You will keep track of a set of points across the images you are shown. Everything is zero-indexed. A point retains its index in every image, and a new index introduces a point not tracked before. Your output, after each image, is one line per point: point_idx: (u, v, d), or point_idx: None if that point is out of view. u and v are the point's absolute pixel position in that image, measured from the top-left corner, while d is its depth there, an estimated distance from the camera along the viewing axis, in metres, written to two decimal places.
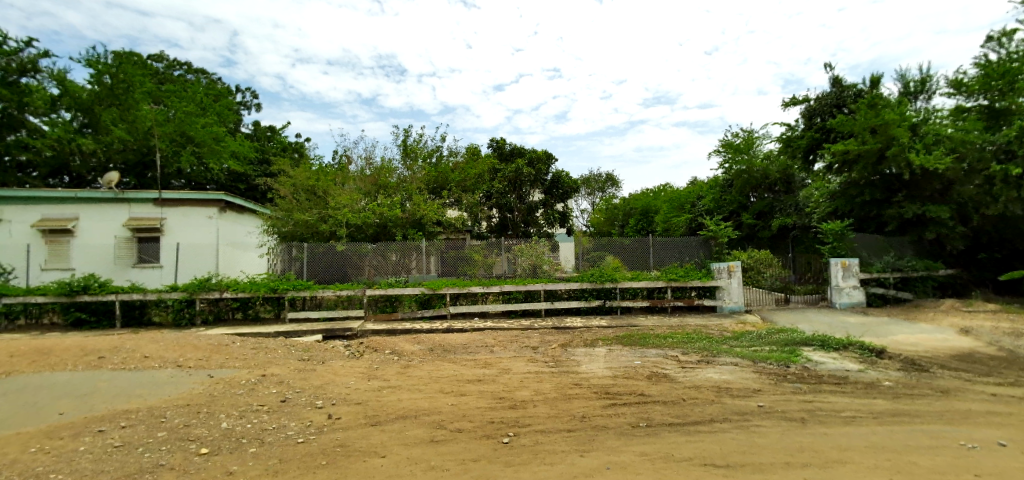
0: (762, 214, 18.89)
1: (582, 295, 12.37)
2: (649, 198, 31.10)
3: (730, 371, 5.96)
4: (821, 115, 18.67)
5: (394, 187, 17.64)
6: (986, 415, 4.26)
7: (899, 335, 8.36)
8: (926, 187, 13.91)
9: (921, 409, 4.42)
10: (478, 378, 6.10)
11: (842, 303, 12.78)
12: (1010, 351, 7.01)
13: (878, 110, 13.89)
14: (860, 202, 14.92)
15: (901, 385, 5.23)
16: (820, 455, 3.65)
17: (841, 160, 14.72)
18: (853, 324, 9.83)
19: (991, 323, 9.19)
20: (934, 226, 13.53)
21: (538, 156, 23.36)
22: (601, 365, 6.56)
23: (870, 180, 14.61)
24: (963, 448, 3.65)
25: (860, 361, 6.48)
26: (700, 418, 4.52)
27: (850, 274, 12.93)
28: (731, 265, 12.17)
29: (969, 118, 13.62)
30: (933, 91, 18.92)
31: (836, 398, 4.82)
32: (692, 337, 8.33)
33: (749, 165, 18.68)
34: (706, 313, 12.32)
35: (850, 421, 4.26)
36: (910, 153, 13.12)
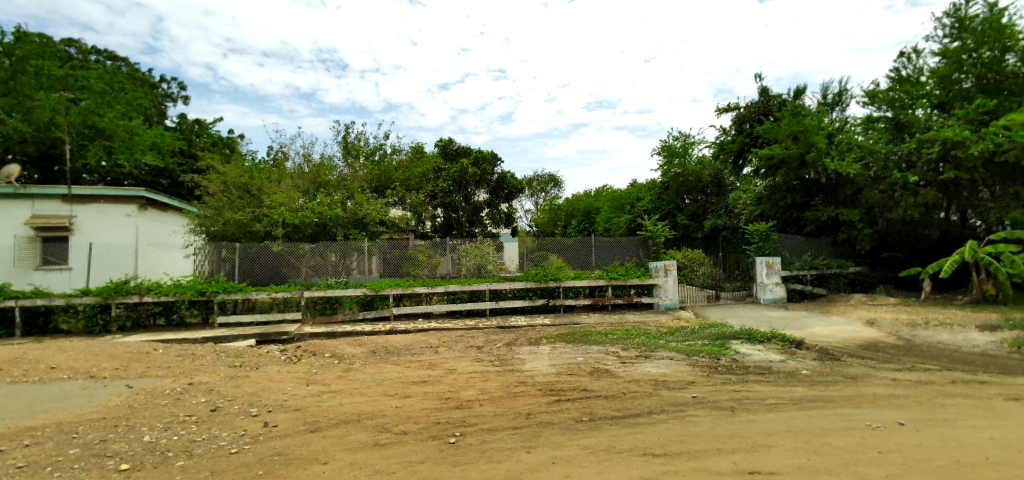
0: (695, 215, 20.16)
1: (526, 294, 12.49)
2: (591, 200, 32.13)
3: (667, 364, 6.23)
4: (750, 121, 19.49)
5: (335, 185, 17.14)
6: (888, 397, 4.69)
7: (816, 327, 9.07)
8: (840, 192, 14.99)
9: (833, 395, 4.82)
10: (423, 379, 6.02)
11: (765, 299, 13.65)
12: (907, 339, 7.78)
13: (800, 119, 14.80)
14: (782, 205, 16.23)
15: (816, 373, 5.68)
16: (747, 442, 3.96)
17: (768, 165, 15.89)
18: (775, 318, 10.62)
19: (892, 315, 10.18)
20: (847, 228, 14.84)
21: (483, 155, 22.60)
22: (545, 362, 6.64)
23: (791, 185, 15.81)
24: (869, 429, 4.04)
25: (782, 352, 6.97)
26: (639, 410, 4.71)
27: (774, 272, 13.84)
28: (668, 263, 12.70)
29: (879, 129, 14.90)
30: (846, 104, 20.71)
31: (761, 386, 5.17)
32: (632, 334, 8.59)
33: (684, 169, 19.82)
34: (643, 310, 12.85)
35: (773, 408, 4.58)
36: (826, 159, 14.19)
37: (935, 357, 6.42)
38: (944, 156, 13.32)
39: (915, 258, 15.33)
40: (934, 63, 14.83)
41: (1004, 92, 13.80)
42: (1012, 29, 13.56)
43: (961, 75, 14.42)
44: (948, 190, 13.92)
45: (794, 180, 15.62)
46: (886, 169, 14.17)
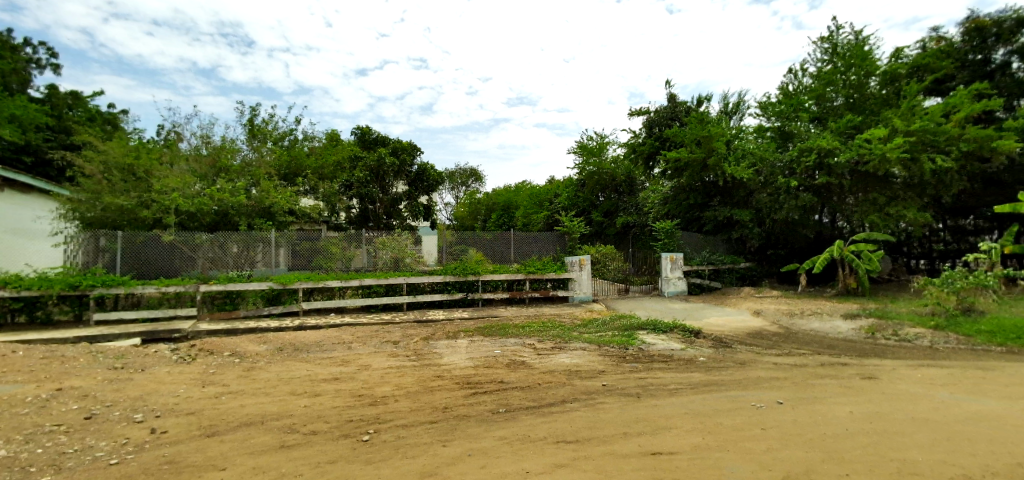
0: (609, 212, 20.95)
1: (445, 288, 12.43)
2: (510, 194, 32.70)
3: (580, 355, 6.49)
4: (659, 126, 20.41)
5: (237, 170, 15.98)
6: (770, 379, 5.24)
7: (711, 318, 9.94)
8: (734, 194, 16.68)
9: (725, 378, 5.29)
10: (336, 376, 5.80)
11: (669, 291, 14.56)
12: (786, 327, 8.76)
13: (704, 125, 15.85)
14: (685, 205, 17.69)
15: (711, 359, 6.20)
16: (650, 426, 4.24)
17: (674, 168, 16.86)
18: (677, 309, 11.52)
19: (775, 306, 11.41)
20: (739, 228, 16.38)
21: (403, 145, 21.49)
22: (463, 356, 6.65)
23: (694, 185, 17.20)
24: (755, 408, 4.48)
25: (682, 341, 7.53)
26: (553, 400, 4.86)
27: (676, 267, 14.90)
28: (582, 258, 13.29)
29: (768, 137, 16.57)
30: (742, 113, 22.67)
31: (664, 373, 5.55)
32: (547, 326, 8.86)
33: (599, 168, 20.56)
34: (559, 303, 13.26)
35: (673, 393, 4.93)
36: (725, 163, 15.58)
37: (807, 343, 7.27)
38: (820, 165, 15.14)
39: (794, 255, 17.33)
40: (812, 81, 16.51)
41: (865, 111, 15.74)
42: (872, 58, 15.44)
43: (834, 94, 16.10)
44: (821, 194, 15.71)
45: (698, 182, 17.02)
46: (774, 174, 15.90)
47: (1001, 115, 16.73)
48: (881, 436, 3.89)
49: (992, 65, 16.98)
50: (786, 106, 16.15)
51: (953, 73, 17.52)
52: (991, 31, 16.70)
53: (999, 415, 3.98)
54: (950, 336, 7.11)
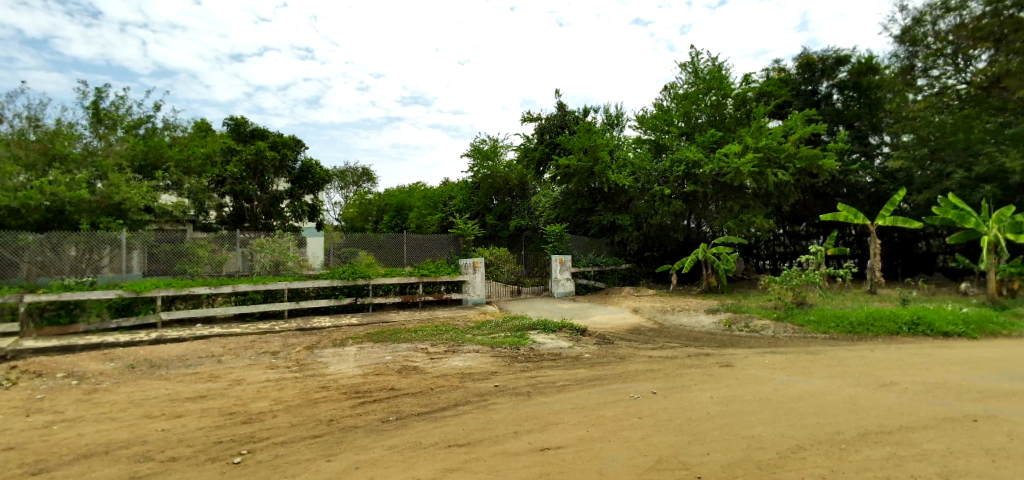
0: (503, 215, 21.46)
1: (332, 292, 11.76)
2: (403, 196, 32.27)
3: (472, 357, 6.54)
4: (549, 133, 21.36)
5: (79, 160, 14.09)
6: (647, 371, 5.69)
7: (596, 316, 10.61)
8: (617, 199, 17.98)
9: (608, 373, 5.65)
10: (202, 394, 5.22)
11: (558, 292, 15.24)
12: (659, 322, 9.63)
13: (591, 135, 17.16)
14: (573, 209, 18.77)
15: (595, 355, 6.60)
16: (539, 423, 4.37)
17: (563, 173, 17.78)
18: (565, 309, 12.13)
19: (650, 303, 12.53)
20: (620, 232, 17.66)
21: (284, 140, 20.06)
22: (351, 364, 6.37)
23: (581, 191, 18.26)
24: (633, 399, 4.84)
25: (570, 339, 7.93)
26: (446, 404, 4.81)
27: (565, 268, 15.62)
28: (476, 261, 13.47)
29: (645, 148, 18.11)
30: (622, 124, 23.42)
31: (552, 371, 5.78)
32: (440, 329, 8.81)
33: (494, 171, 20.96)
34: (453, 305, 13.23)
35: (561, 389, 5.16)
36: (609, 172, 16.87)
37: (676, 336, 8.03)
38: (687, 175, 16.81)
39: (666, 257, 19.12)
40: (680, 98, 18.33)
41: (724, 128, 17.97)
42: (727, 81, 17.69)
43: (698, 113, 18.12)
44: (689, 201, 17.32)
45: (584, 189, 18.09)
46: (649, 182, 17.24)
47: (824, 138, 19.79)
48: (736, 416, 4.39)
49: (818, 95, 20.26)
50: (661, 123, 17.87)
51: (790, 100, 20.49)
52: (818, 66, 20.00)
53: (822, 392, 4.70)
54: (788, 325, 8.29)
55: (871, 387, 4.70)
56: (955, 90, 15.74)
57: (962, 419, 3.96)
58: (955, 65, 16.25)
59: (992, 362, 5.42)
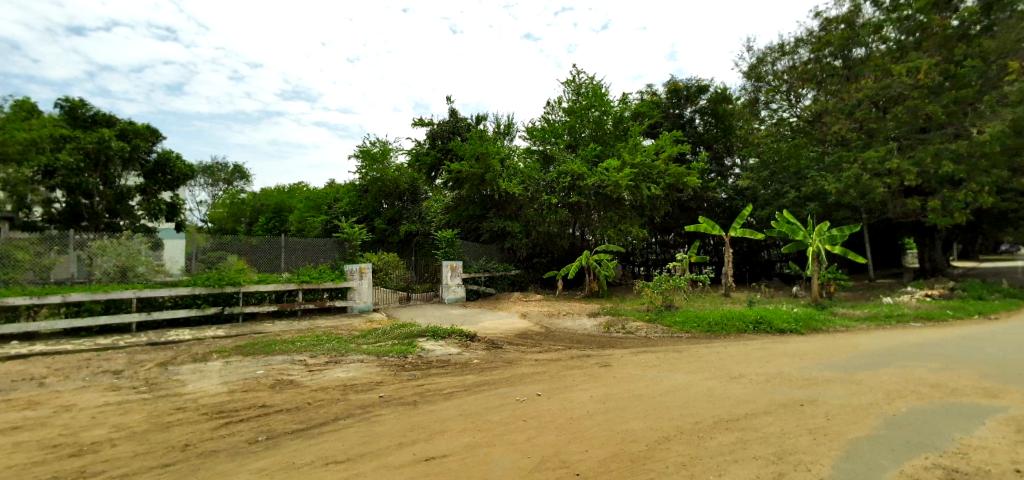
0: (393, 220, 20.86)
1: (193, 301, 10.52)
2: (283, 196, 30.36)
3: (356, 368, 6.25)
4: (441, 138, 22.08)
5: None
6: (532, 374, 5.86)
7: (485, 322, 10.74)
8: (507, 207, 18.18)
9: (495, 378, 5.73)
10: (14, 426, 4.34)
11: (449, 298, 15.21)
12: (545, 326, 10.03)
13: (482, 142, 17.35)
14: (465, 215, 18.87)
15: (483, 361, 6.68)
16: (424, 432, 4.28)
17: (456, 178, 18.16)
18: (455, 315, 12.15)
19: (537, 308, 13.03)
20: (510, 238, 18.03)
21: (136, 129, 18.72)
22: (214, 381, 5.74)
23: (474, 197, 18.31)
24: (518, 402, 4.94)
25: (459, 345, 7.93)
26: (325, 419, 4.51)
27: (456, 274, 15.62)
28: (363, 267, 12.92)
29: (534, 158, 18.58)
30: (514, 135, 22.47)
31: (440, 378, 5.72)
32: (322, 339, 8.30)
33: (382, 175, 20.30)
34: (337, 314, 12.70)
35: (449, 396, 5.11)
36: (500, 179, 17.01)
37: (561, 339, 8.40)
38: (572, 186, 17.90)
39: (554, 263, 20.01)
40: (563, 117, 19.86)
41: (605, 143, 19.43)
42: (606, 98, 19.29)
43: (581, 127, 19.50)
44: (575, 210, 18.45)
45: (477, 195, 18.06)
46: (539, 192, 17.98)
47: (689, 157, 21.98)
48: (612, 412, 4.67)
49: (683, 119, 22.31)
50: (548, 136, 19.00)
51: (660, 122, 22.36)
52: (683, 94, 21.96)
53: (685, 386, 5.18)
54: (659, 326, 9.10)
55: (724, 380, 5.28)
56: (789, 122, 18.82)
57: (792, 404, 4.60)
58: (789, 101, 19.40)
59: (812, 354, 6.40)
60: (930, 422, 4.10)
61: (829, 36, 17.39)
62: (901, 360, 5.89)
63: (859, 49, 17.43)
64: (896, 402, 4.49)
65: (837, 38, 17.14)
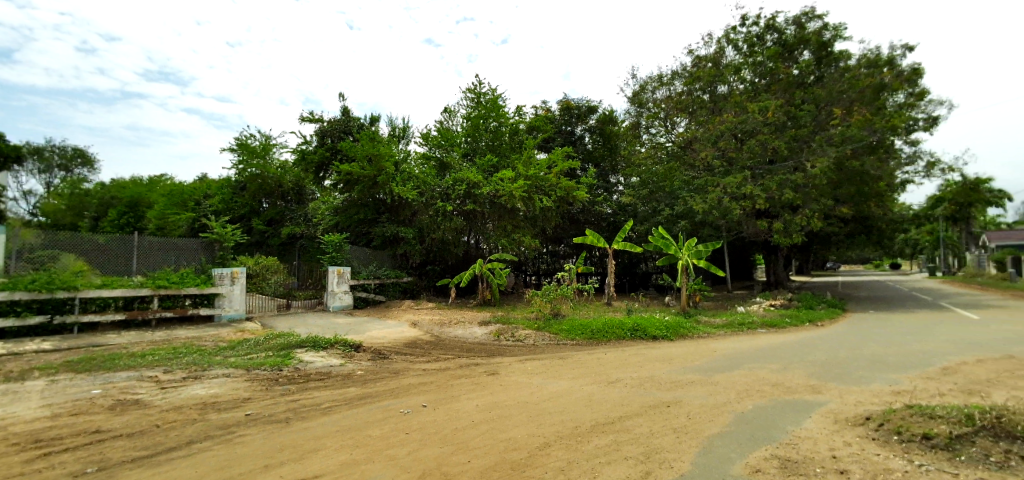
0: (273, 220, 21.40)
1: (10, 308, 9.00)
2: (140, 189, 27.18)
3: (220, 383, 5.68)
4: (332, 137, 20.69)
5: None
6: (418, 385, 5.76)
7: (372, 331, 10.38)
8: (401, 212, 18.44)
9: (378, 390, 5.53)
10: None
11: (335, 306, 15.07)
12: (435, 334, 9.93)
13: (374, 144, 17.11)
14: (355, 219, 18.43)
15: (368, 372, 6.44)
16: (295, 452, 3.98)
17: (346, 180, 17.55)
18: (340, 324, 11.60)
19: (428, 316, 12.90)
20: (403, 243, 18.08)
21: None
22: (32, 405, 4.85)
23: (365, 201, 18.22)
24: (401, 414, 4.80)
25: (342, 356, 7.57)
26: (177, 443, 4.01)
27: (343, 281, 15.45)
28: (235, 271, 12.12)
29: (430, 164, 18.67)
30: (410, 138, 22.11)
31: (318, 392, 5.40)
32: (180, 352, 7.44)
33: (264, 171, 20.86)
34: (199, 323, 11.61)
35: (326, 411, 4.83)
36: (393, 183, 17.16)
37: (450, 348, 8.39)
38: (467, 195, 18.05)
39: (448, 271, 20.01)
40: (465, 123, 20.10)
41: (501, 153, 20.12)
42: (501, 109, 19.67)
43: (481, 135, 19.95)
44: (469, 218, 18.88)
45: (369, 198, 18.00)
46: (434, 198, 17.98)
47: (579, 173, 23.77)
48: (495, 420, 4.72)
49: (575, 135, 24.03)
50: (445, 142, 19.06)
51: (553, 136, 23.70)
52: (575, 112, 23.78)
53: (566, 391, 5.41)
54: (546, 334, 9.48)
55: (601, 385, 5.60)
56: (666, 147, 20.67)
57: (660, 406, 4.99)
58: (665, 127, 20.86)
59: (678, 358, 7.05)
60: (770, 417, 4.67)
61: (699, 73, 19.37)
62: (748, 362, 6.72)
63: (722, 86, 19.46)
64: (744, 400, 5.06)
65: (705, 74, 19.04)
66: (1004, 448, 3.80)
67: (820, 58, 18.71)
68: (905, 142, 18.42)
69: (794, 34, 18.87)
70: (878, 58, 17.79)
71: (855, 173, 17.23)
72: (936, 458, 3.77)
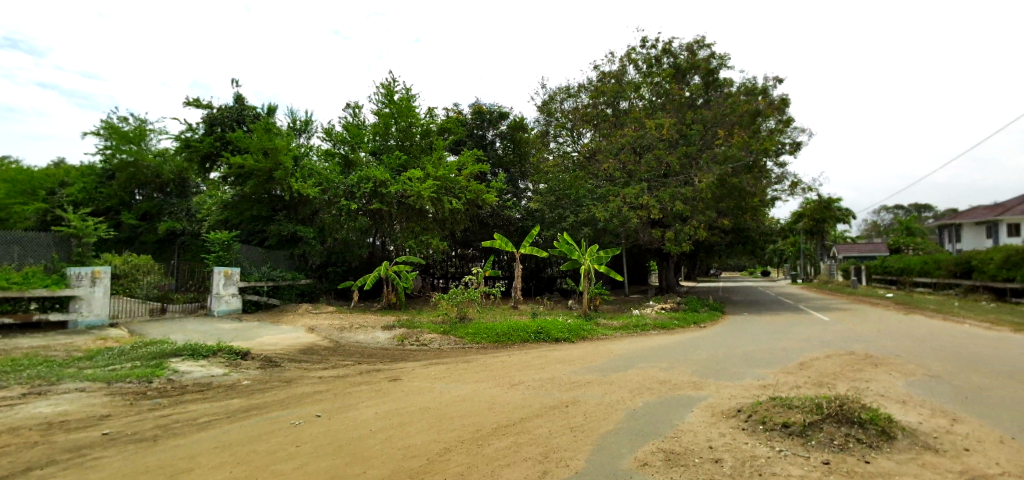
0: (147, 215, 20.64)
1: None
2: None
3: (72, 400, 4.98)
4: (222, 125, 19.19)
5: None
6: (312, 394, 5.46)
7: (264, 337, 9.70)
8: (299, 210, 18.22)
9: (267, 400, 5.18)
10: None
11: (218, 310, 14.50)
12: (335, 340, 9.52)
13: (271, 136, 16.65)
14: (247, 216, 18.06)
15: (256, 382, 6.02)
16: (160, 473, 3.58)
17: (237, 173, 16.99)
18: (226, 330, 10.81)
19: (328, 321, 12.38)
20: (302, 243, 17.71)
21: None
22: None
23: (259, 197, 17.86)
24: (291, 426, 4.52)
25: (226, 365, 6.99)
26: (8, 471, 3.44)
27: (230, 282, 14.98)
28: (96, 271, 11.33)
29: (333, 161, 18.82)
30: (313, 133, 21.06)
31: (195, 406, 4.93)
32: (20, 364, 6.42)
33: (139, 159, 20.13)
34: (49, 329, 10.75)
35: (203, 427, 4.42)
36: (290, 179, 16.77)
37: (350, 354, 8.10)
38: (374, 193, 18.08)
39: (351, 273, 19.42)
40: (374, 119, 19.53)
41: (411, 154, 19.88)
42: (415, 111, 19.44)
43: (390, 134, 19.66)
44: (376, 219, 18.86)
45: (262, 194, 17.71)
46: (337, 196, 17.92)
47: (488, 178, 24.31)
48: (394, 428, 4.59)
49: (485, 139, 24.47)
50: (351, 138, 19.05)
51: (464, 140, 24.09)
52: (486, 117, 24.21)
53: (469, 395, 5.43)
54: (452, 338, 9.55)
55: (504, 387, 5.70)
56: (571, 156, 21.55)
57: (559, 406, 5.16)
58: (572, 137, 22.06)
59: (578, 360, 7.40)
60: (656, 413, 5.02)
61: (603, 87, 20.42)
62: (640, 361, 7.22)
63: (624, 103, 20.66)
64: (636, 398, 5.40)
65: (608, 90, 20.15)
66: (844, 432, 4.40)
67: (707, 84, 20.66)
68: (775, 164, 20.87)
69: (687, 60, 20.52)
70: (754, 87, 20.09)
71: (734, 188, 19.33)
72: (792, 444, 4.27)
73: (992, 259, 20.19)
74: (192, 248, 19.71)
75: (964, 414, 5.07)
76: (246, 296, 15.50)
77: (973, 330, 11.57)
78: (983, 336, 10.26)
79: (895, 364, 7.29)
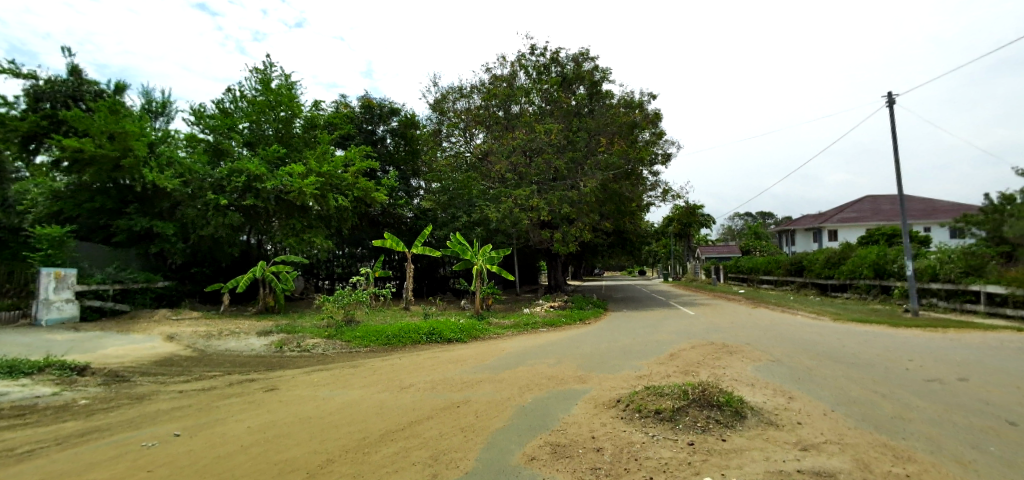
0: None
1: None
2: None
3: None
4: (52, 101, 16.61)
5: None
6: (171, 411, 4.87)
7: (108, 349, 8.41)
8: (155, 204, 16.48)
9: (112, 421, 4.52)
10: None
11: (47, 318, 12.49)
12: (200, 350, 8.55)
13: (120, 118, 14.42)
14: (89, 208, 15.71)
15: (97, 400, 5.22)
16: None
17: (71, 157, 14.41)
18: (57, 342, 9.22)
19: (192, 328, 11.13)
20: (159, 241, 16.06)
21: None
22: None
23: (103, 187, 15.76)
24: (143, 449, 3.98)
25: (57, 383, 5.97)
26: None
27: (64, 286, 12.99)
28: None
29: (198, 148, 17.00)
30: (172, 116, 19.02)
31: (12, 434, 4.15)
32: None
33: None
34: None
35: (25, 458, 3.72)
36: (143, 166, 14.94)
37: (219, 364, 7.35)
38: (248, 187, 16.79)
39: (218, 274, 18.70)
40: (248, 104, 18.12)
41: (291, 145, 18.71)
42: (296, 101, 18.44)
43: (267, 124, 18.35)
44: (250, 215, 17.65)
45: (106, 183, 15.66)
46: (202, 188, 16.62)
47: (378, 175, 23.76)
48: (268, 443, 4.23)
49: (375, 135, 23.82)
50: (220, 124, 17.41)
51: (352, 135, 23.22)
52: (376, 112, 23.58)
53: (355, 402, 5.22)
54: (337, 342, 9.11)
55: (393, 392, 5.55)
56: (464, 156, 21.74)
57: (449, 407, 5.15)
58: (464, 137, 22.14)
59: (468, 359, 7.47)
60: (543, 408, 5.22)
61: (495, 90, 20.82)
62: (529, 359, 7.48)
63: (515, 107, 21.24)
64: (525, 394, 5.58)
65: (500, 93, 20.57)
66: (706, 414, 4.93)
67: (591, 95, 21.77)
68: (650, 172, 22.89)
69: (573, 70, 21.79)
70: (632, 101, 21.71)
71: (614, 194, 21.00)
72: (664, 429, 4.68)
73: (817, 259, 24.05)
74: (13, 246, 16.92)
75: (798, 392, 5.96)
76: (85, 301, 13.54)
77: (804, 320, 13.69)
78: (811, 325, 12.27)
79: (747, 351, 8.37)
